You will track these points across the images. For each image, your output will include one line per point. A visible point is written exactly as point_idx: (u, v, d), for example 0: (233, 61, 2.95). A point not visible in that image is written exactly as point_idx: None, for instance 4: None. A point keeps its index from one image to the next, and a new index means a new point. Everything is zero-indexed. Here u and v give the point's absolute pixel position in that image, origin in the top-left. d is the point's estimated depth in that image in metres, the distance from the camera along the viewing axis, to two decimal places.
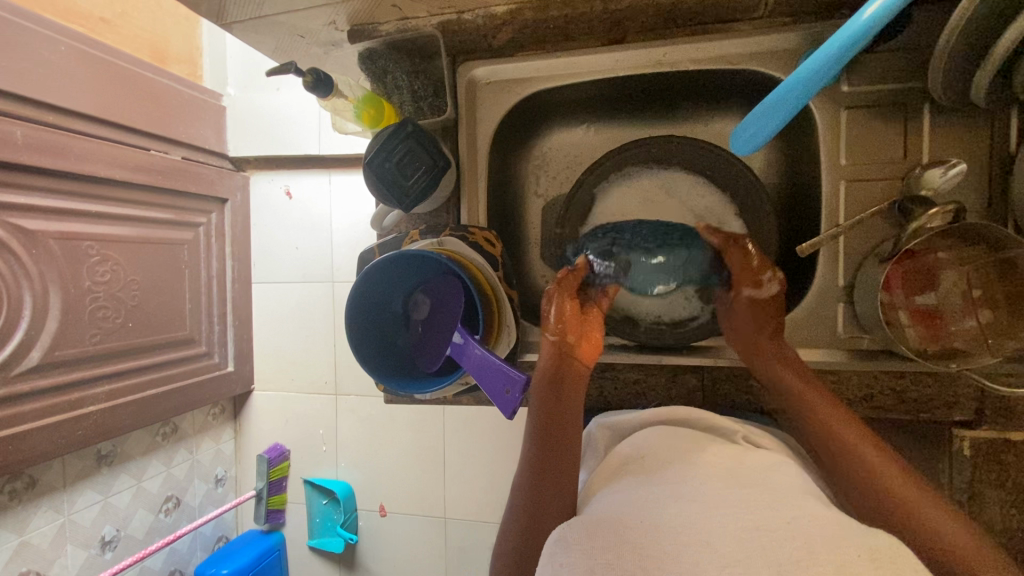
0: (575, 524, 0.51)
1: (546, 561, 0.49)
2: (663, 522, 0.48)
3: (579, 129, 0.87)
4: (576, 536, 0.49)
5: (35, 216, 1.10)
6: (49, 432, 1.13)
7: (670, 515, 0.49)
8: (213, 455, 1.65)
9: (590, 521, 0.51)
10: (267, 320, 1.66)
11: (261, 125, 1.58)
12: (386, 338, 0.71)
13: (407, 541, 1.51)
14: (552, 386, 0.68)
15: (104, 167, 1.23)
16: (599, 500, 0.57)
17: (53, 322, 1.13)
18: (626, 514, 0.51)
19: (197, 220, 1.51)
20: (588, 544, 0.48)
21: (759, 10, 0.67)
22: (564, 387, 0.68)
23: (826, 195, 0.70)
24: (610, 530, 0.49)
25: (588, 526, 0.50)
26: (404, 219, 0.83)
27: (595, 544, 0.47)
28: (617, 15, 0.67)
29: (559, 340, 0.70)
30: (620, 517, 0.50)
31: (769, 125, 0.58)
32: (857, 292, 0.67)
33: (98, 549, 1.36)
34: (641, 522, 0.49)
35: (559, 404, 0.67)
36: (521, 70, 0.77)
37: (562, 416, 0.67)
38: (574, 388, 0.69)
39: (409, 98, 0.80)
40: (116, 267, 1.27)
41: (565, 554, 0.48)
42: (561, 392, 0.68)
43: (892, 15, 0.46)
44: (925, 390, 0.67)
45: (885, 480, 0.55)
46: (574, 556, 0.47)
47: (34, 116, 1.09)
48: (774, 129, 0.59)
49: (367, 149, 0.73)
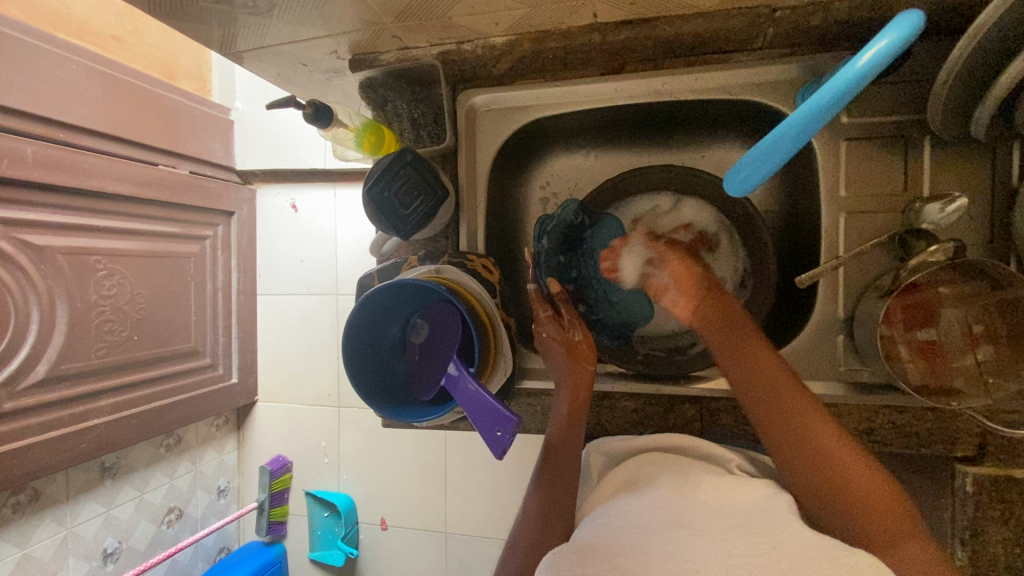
0: (566, 549, 0.50)
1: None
2: (650, 555, 0.48)
3: (579, 155, 0.87)
4: (566, 564, 0.48)
5: (43, 232, 1.12)
6: (52, 445, 1.15)
7: (664, 547, 0.48)
8: (216, 466, 1.66)
9: (580, 547, 0.50)
10: (271, 333, 1.67)
11: (268, 140, 1.60)
12: (384, 365, 0.71)
13: (407, 555, 1.50)
14: (578, 415, 0.69)
15: (112, 183, 1.25)
16: (585, 529, 0.56)
17: (59, 337, 1.14)
18: (615, 542, 0.50)
19: (203, 233, 1.52)
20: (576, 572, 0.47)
21: (758, 41, 0.67)
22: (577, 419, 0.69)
23: (825, 227, 0.69)
24: (601, 559, 0.48)
25: (579, 551, 0.49)
26: (402, 245, 0.83)
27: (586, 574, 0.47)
28: (615, 45, 0.68)
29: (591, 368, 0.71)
30: (609, 546, 0.50)
31: (767, 166, 0.55)
32: (858, 325, 0.66)
33: (100, 561, 1.36)
34: (629, 553, 0.48)
35: (573, 432, 0.68)
36: (520, 98, 0.77)
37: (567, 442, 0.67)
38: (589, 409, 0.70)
39: (409, 126, 0.82)
40: (123, 281, 1.29)
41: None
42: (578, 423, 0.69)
43: (893, 57, 0.45)
44: (926, 426, 0.66)
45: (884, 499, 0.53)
46: None
47: (45, 134, 1.11)
48: (766, 175, 0.56)
49: (368, 175, 0.73)
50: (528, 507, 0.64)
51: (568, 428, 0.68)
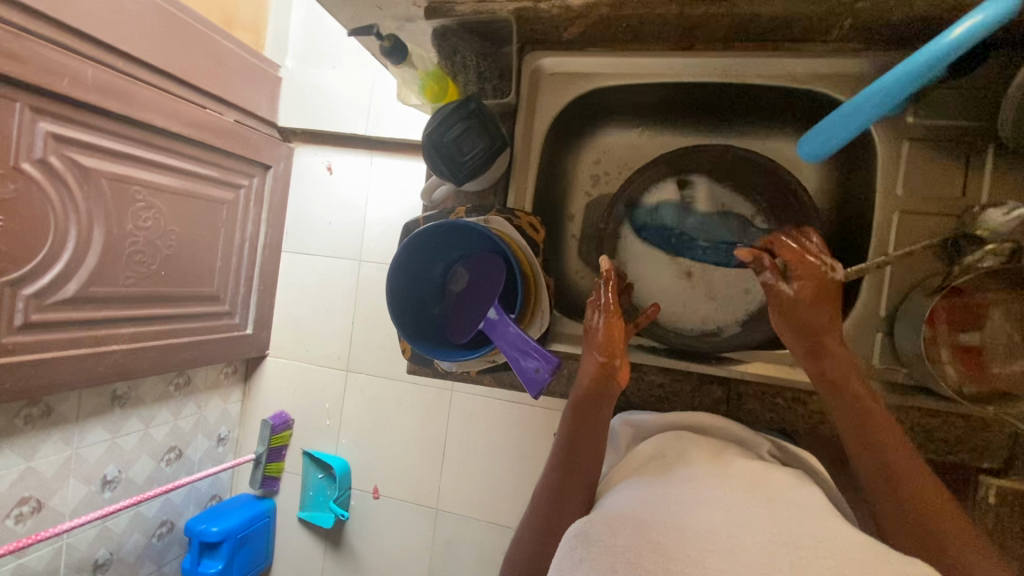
0: (596, 520, 0.51)
1: (563, 556, 0.49)
2: (680, 522, 0.48)
3: (633, 131, 0.87)
4: (598, 533, 0.49)
5: (92, 154, 1.15)
6: (71, 363, 1.16)
7: (690, 519, 0.48)
8: (219, 413, 1.68)
9: (611, 518, 0.50)
10: (291, 289, 1.70)
11: (314, 100, 1.63)
12: (422, 303, 0.73)
13: (396, 527, 1.51)
14: (589, 405, 0.65)
15: (161, 118, 1.27)
16: (612, 495, 0.57)
17: (92, 259, 1.17)
18: (646, 513, 0.50)
19: (240, 182, 1.54)
20: (608, 540, 0.48)
21: (833, 33, 0.68)
22: (601, 398, 0.65)
23: (877, 223, 0.69)
24: (634, 530, 0.48)
25: (609, 522, 0.50)
26: (452, 195, 0.84)
27: (618, 541, 0.47)
28: (689, 21, 0.68)
29: (606, 361, 0.66)
30: (641, 515, 0.50)
31: (842, 134, 0.62)
32: (899, 325, 0.67)
33: (99, 487, 1.36)
34: (665, 526, 0.48)
35: (595, 415, 0.64)
36: (586, 64, 0.78)
37: (593, 414, 0.64)
38: (608, 413, 0.65)
39: (473, 78, 0.81)
40: (158, 215, 1.31)
41: (585, 551, 0.47)
42: (592, 420, 0.64)
43: (992, 28, 0.48)
44: (954, 433, 0.68)
45: (922, 503, 0.52)
46: (596, 552, 0.47)
47: (105, 60, 1.14)
48: (845, 139, 0.62)
49: (429, 120, 0.75)
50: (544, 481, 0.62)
51: (577, 422, 0.64)
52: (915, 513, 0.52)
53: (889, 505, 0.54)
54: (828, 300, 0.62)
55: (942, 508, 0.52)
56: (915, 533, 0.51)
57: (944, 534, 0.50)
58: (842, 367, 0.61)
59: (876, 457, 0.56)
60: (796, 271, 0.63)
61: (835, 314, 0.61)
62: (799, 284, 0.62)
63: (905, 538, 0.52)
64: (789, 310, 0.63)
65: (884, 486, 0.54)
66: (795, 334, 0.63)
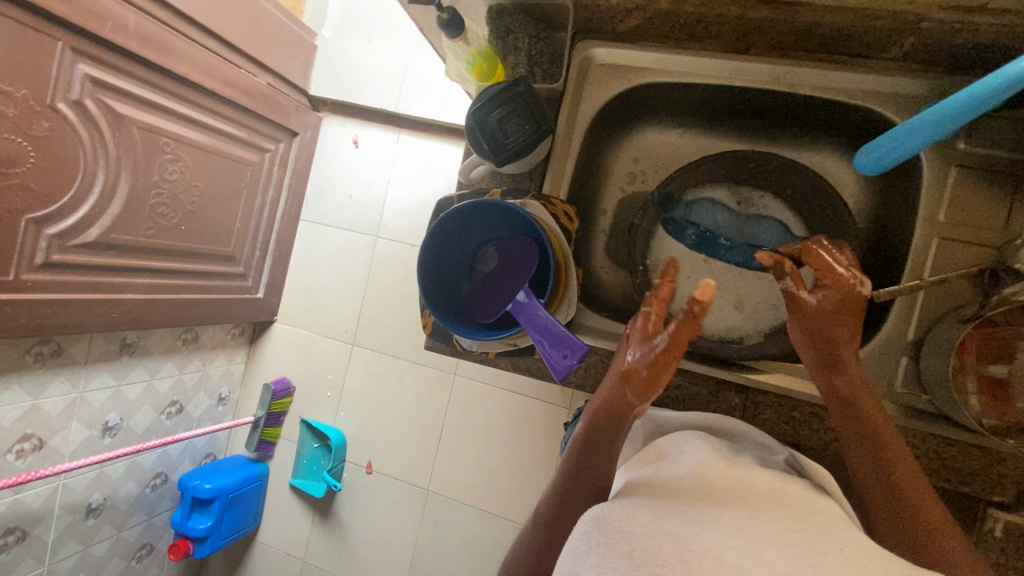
0: (616, 509, 0.51)
1: (580, 539, 0.49)
2: (698, 518, 0.48)
3: (675, 132, 0.87)
4: (615, 522, 0.49)
5: (126, 101, 1.15)
6: (85, 307, 1.17)
7: (709, 516, 0.48)
8: (222, 373, 1.69)
9: (629, 508, 0.51)
10: (305, 258, 1.70)
11: (347, 72, 1.63)
12: (450, 279, 0.74)
13: (385, 504, 1.51)
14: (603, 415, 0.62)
15: (196, 73, 1.27)
16: (627, 486, 0.57)
17: (116, 206, 1.17)
18: (663, 507, 0.50)
19: (267, 145, 1.54)
20: (626, 529, 0.48)
21: (893, 50, 0.67)
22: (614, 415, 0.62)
23: (915, 247, 0.69)
24: (653, 521, 0.48)
25: (627, 512, 0.50)
26: (489, 176, 0.83)
27: (637, 528, 0.47)
28: (748, 24, 0.68)
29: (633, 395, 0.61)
30: (659, 508, 0.50)
31: (900, 148, 0.61)
32: (926, 351, 0.67)
33: (99, 432, 1.37)
34: (684, 520, 0.48)
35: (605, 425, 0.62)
36: (639, 59, 0.77)
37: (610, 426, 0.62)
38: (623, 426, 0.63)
39: (524, 60, 0.80)
40: (184, 169, 1.31)
41: (602, 535, 0.48)
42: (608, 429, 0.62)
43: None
44: (970, 464, 0.67)
45: (926, 516, 0.54)
46: (614, 537, 0.47)
47: (148, 9, 1.14)
48: (912, 150, 0.61)
49: (476, 98, 0.75)
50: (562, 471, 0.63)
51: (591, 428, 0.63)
52: (917, 524, 0.54)
53: (894, 516, 0.55)
54: (849, 312, 0.62)
55: (946, 521, 0.54)
56: (917, 543, 0.53)
57: (945, 544, 0.52)
58: (850, 384, 0.61)
59: (887, 473, 0.57)
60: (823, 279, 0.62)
61: (851, 331, 0.62)
62: (823, 293, 0.62)
63: (904, 545, 0.54)
64: (808, 317, 0.63)
65: (893, 501, 0.56)
66: (807, 347, 0.64)
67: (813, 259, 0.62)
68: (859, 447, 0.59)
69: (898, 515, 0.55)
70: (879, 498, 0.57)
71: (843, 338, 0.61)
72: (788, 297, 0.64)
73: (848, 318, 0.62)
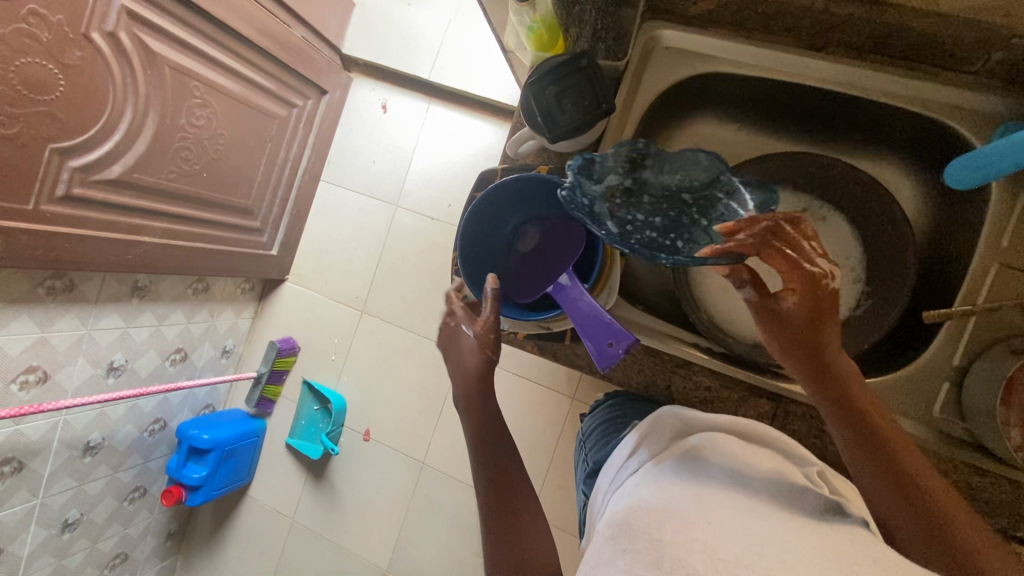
0: (642, 513, 0.49)
1: (607, 544, 0.48)
2: (723, 527, 0.46)
3: (730, 126, 0.84)
4: (642, 526, 0.47)
5: (160, 38, 1.11)
6: (103, 245, 1.15)
7: (736, 526, 0.46)
8: (229, 326, 1.67)
9: (655, 512, 0.48)
10: (321, 219, 1.67)
11: (383, 34, 1.59)
12: (490, 253, 0.70)
13: (380, 473, 1.51)
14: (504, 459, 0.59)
15: (233, 18, 1.23)
16: (647, 490, 0.54)
17: (141, 145, 1.14)
18: (690, 512, 0.48)
19: (295, 100, 1.50)
20: (652, 536, 0.46)
21: (977, 64, 0.64)
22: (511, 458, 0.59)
23: (972, 273, 0.67)
24: (680, 527, 0.46)
25: (654, 515, 0.48)
26: (536, 152, 0.81)
27: (663, 536, 0.45)
28: (831, 19, 0.65)
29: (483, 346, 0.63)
30: (685, 513, 0.48)
31: (1004, 164, 0.61)
32: (969, 383, 0.65)
33: (104, 371, 1.35)
34: (711, 527, 0.46)
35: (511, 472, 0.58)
36: (706, 46, 0.74)
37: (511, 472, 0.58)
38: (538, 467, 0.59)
39: (587, 35, 0.76)
40: (212, 115, 1.28)
41: (628, 542, 0.46)
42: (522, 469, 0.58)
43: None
44: (999, 496, 0.66)
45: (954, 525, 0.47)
46: (639, 547, 0.45)
47: None
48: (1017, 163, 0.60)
49: (534, 69, 0.72)
50: (514, 470, 0.59)
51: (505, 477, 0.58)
52: (945, 536, 0.47)
53: (920, 529, 0.47)
54: (825, 312, 0.52)
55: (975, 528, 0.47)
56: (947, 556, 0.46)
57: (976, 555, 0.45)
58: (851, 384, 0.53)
59: (902, 477, 0.49)
60: (789, 282, 0.52)
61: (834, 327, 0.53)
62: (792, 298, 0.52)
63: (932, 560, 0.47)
64: (785, 324, 0.53)
65: (912, 510, 0.48)
66: (796, 355, 0.54)
67: (777, 262, 0.51)
68: (883, 477, 0.49)
69: (924, 526, 0.47)
70: (900, 506, 0.49)
71: (828, 342, 0.53)
72: (759, 309, 0.54)
73: (822, 323, 0.52)
